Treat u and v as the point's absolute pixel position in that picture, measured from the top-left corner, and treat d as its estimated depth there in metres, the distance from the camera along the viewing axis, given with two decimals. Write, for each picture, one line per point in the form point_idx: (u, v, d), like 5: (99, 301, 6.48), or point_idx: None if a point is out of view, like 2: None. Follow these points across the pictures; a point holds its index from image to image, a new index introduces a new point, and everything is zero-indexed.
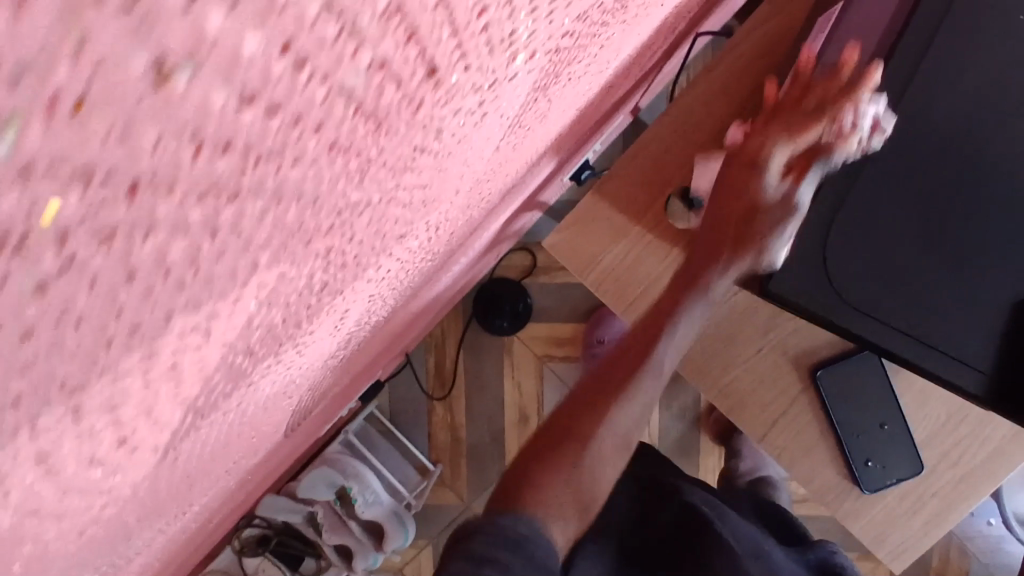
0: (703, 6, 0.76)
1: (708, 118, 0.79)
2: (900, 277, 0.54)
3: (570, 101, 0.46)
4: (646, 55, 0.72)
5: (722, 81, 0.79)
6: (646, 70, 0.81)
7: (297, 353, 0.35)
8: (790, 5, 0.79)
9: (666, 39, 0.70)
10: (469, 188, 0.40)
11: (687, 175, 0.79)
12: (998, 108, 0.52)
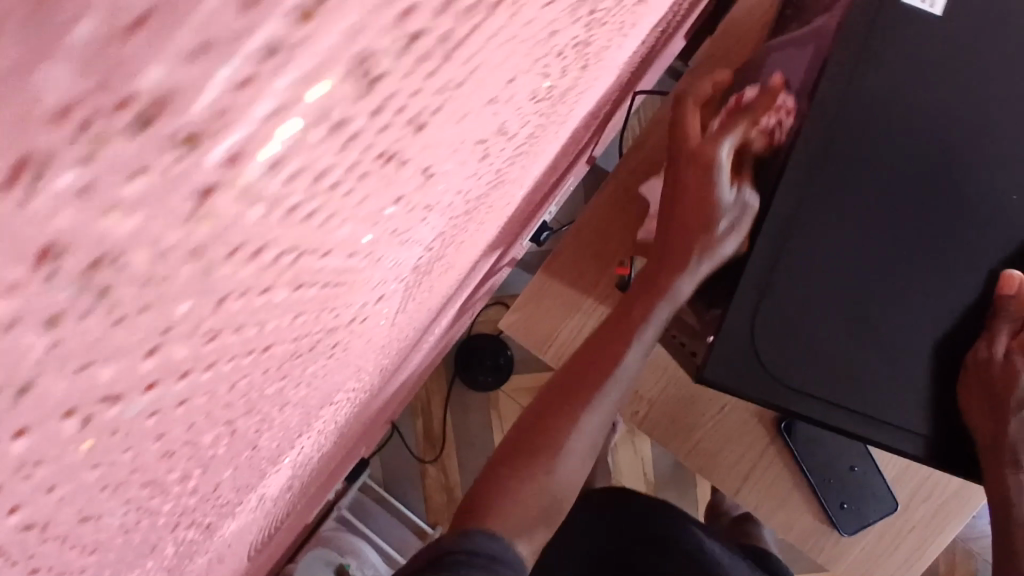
0: (631, 80, 0.78)
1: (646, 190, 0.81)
2: (830, 347, 0.54)
3: (494, 229, 0.46)
4: (583, 137, 0.73)
5: (656, 152, 0.81)
6: (585, 143, 0.83)
7: (230, 534, 0.36)
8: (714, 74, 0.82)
9: (599, 118, 0.71)
10: (394, 341, 0.41)
11: (632, 245, 0.81)
12: (895, 180, 0.54)
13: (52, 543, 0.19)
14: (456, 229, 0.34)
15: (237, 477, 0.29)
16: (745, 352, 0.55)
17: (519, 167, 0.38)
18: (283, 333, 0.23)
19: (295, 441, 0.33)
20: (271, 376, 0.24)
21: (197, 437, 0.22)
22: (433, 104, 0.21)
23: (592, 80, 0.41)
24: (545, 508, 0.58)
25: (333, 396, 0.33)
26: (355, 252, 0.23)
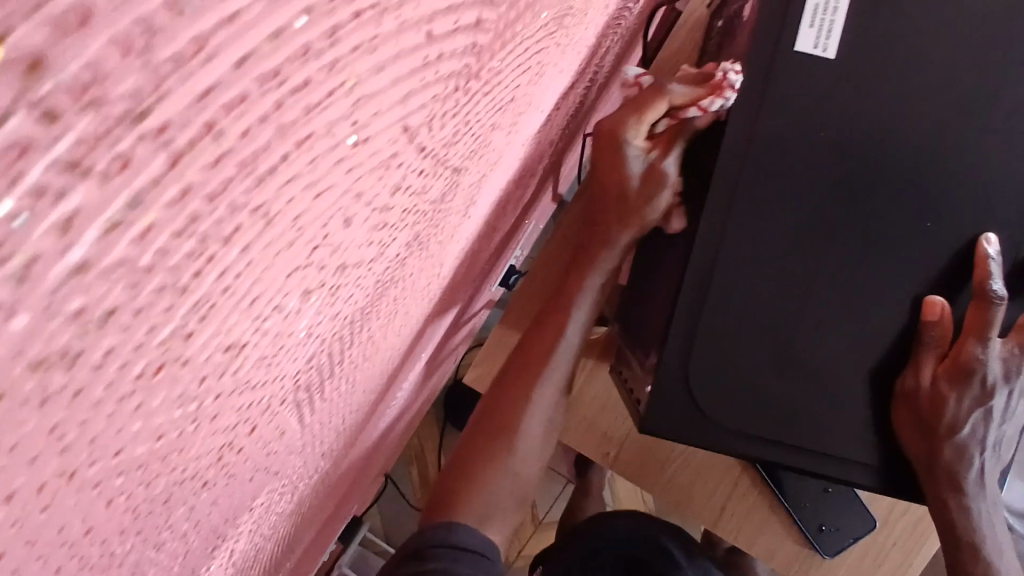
0: (571, 124, 0.80)
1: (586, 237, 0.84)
2: (762, 390, 0.56)
3: (415, 305, 0.47)
4: (526, 188, 0.74)
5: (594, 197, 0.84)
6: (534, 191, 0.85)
7: None
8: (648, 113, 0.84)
9: (537, 170, 0.72)
10: (322, 432, 0.42)
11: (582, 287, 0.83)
12: (814, 216, 0.54)
13: None
14: (355, 333, 0.33)
15: None
16: (682, 401, 0.56)
17: (420, 263, 0.39)
18: (163, 508, 0.22)
19: (220, 549, 0.34)
20: (164, 539, 0.24)
21: None
22: (275, 335, 0.21)
23: (490, 164, 0.42)
24: (499, 499, 0.64)
25: (249, 510, 0.34)
26: (211, 448, 0.22)
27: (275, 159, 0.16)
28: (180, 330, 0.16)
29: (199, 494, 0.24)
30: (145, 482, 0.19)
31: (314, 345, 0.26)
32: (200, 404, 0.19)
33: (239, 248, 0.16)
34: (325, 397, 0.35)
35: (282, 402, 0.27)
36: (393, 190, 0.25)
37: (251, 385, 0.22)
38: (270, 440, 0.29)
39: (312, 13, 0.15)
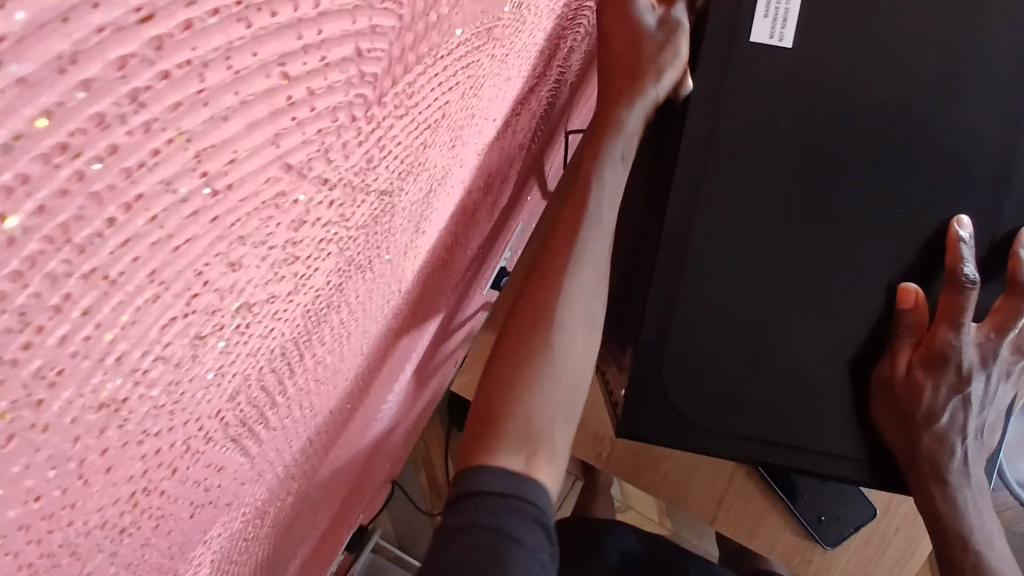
0: (544, 123, 0.79)
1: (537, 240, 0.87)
2: (737, 386, 0.55)
3: (374, 318, 0.46)
4: (501, 190, 0.73)
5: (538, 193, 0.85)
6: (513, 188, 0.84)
7: None
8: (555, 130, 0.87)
9: (509, 170, 0.72)
10: (283, 455, 0.42)
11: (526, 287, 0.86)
12: (781, 207, 0.53)
13: None
14: (294, 362, 0.33)
15: None
16: (658, 401, 0.55)
17: (364, 285, 0.39)
18: (73, 561, 0.22)
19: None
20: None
21: None
22: (169, 381, 0.21)
23: (435, 178, 0.42)
24: (547, 419, 0.52)
25: (200, 544, 0.34)
26: (118, 496, 0.22)
27: (94, 226, 0.15)
28: (28, 400, 0.15)
29: (117, 541, 0.24)
30: (37, 539, 0.19)
31: (231, 383, 0.26)
32: (82, 460, 0.19)
33: (81, 315, 0.16)
34: (272, 426, 0.35)
35: (211, 437, 0.27)
36: (297, 227, 0.24)
37: (151, 433, 0.22)
38: (203, 478, 0.29)
39: (91, 86, 0.13)
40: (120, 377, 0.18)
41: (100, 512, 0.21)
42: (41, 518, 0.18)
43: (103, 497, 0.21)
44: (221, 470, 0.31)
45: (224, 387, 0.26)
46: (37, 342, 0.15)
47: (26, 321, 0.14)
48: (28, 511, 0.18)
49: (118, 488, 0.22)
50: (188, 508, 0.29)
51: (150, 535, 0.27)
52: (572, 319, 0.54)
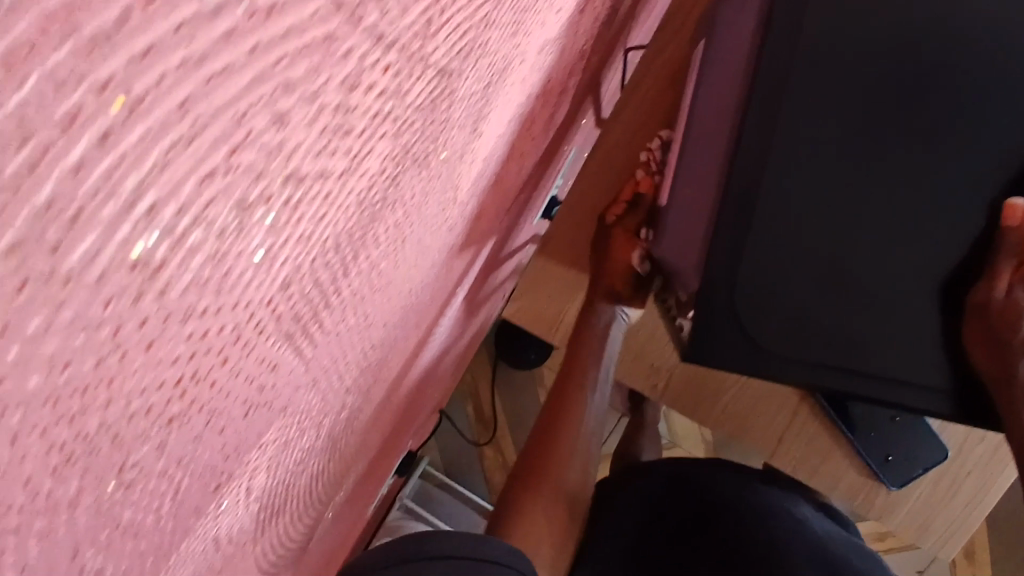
0: (608, 30, 0.73)
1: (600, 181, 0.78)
2: (814, 307, 0.50)
3: (430, 228, 0.44)
4: (561, 101, 0.68)
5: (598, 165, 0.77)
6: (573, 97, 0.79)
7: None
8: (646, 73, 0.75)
9: (570, 80, 0.67)
10: (335, 368, 0.40)
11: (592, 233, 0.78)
12: (871, 118, 0.48)
13: None
14: (348, 259, 0.31)
15: (165, 544, 0.29)
16: (727, 323, 0.51)
17: (420, 185, 0.36)
18: (116, 447, 0.20)
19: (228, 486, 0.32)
20: (132, 480, 0.22)
21: (73, 548, 0.21)
22: (211, 250, 0.19)
23: (496, 71, 0.38)
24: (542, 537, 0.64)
25: (256, 448, 0.33)
26: (161, 379, 0.20)
27: (107, 18, 0.12)
28: (38, 245, 0.13)
29: (167, 433, 0.22)
30: (74, 416, 0.17)
31: (282, 271, 0.24)
32: (117, 330, 0.17)
33: (100, 139, 0.13)
34: (326, 330, 0.33)
35: (260, 329, 0.25)
36: (351, 88, 0.21)
37: (195, 311, 0.20)
38: (254, 376, 0.27)
39: None
40: (156, 234, 0.16)
41: (144, 396, 0.20)
42: (77, 390, 0.16)
43: (144, 377, 0.19)
44: (274, 369, 0.29)
45: (271, 275, 0.23)
46: (44, 163, 0.12)
47: (24, 130, 0.12)
48: (55, 382, 0.15)
49: (158, 372, 0.20)
50: (242, 404, 0.28)
51: (201, 431, 0.25)
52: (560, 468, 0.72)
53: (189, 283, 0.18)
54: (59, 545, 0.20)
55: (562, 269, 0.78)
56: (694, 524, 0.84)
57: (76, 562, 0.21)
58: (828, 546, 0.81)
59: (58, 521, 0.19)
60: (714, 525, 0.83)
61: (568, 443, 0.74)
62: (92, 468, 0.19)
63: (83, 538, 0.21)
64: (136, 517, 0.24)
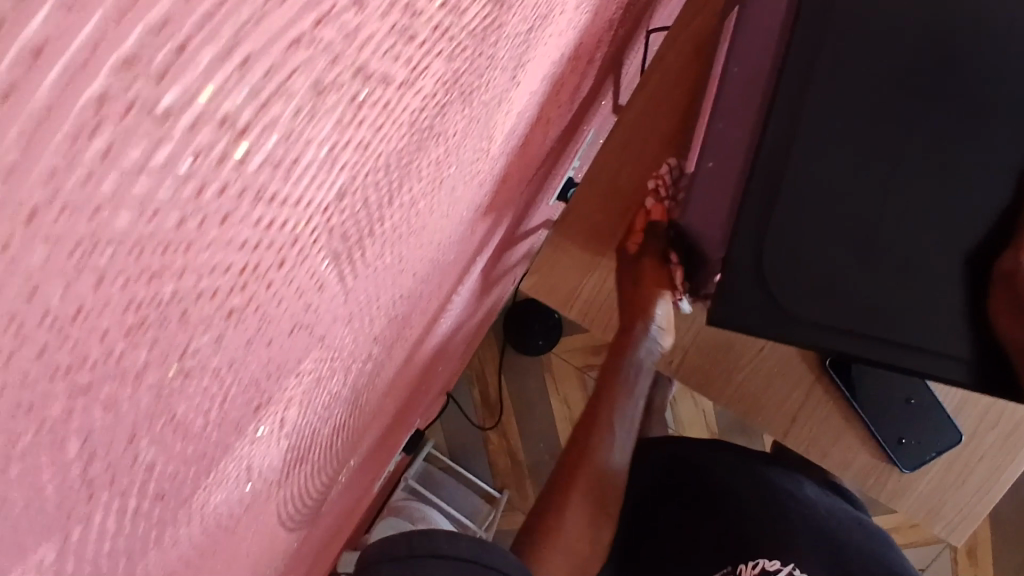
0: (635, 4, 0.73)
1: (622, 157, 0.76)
2: (841, 271, 0.50)
3: (463, 179, 0.44)
4: (588, 71, 0.68)
5: (620, 139, 0.76)
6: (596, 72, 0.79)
7: (215, 511, 0.35)
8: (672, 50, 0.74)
9: (599, 49, 0.67)
10: (366, 310, 0.40)
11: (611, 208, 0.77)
12: (901, 85, 0.49)
13: None
14: (392, 186, 0.31)
15: (205, 460, 0.29)
16: (753, 284, 0.51)
17: (461, 125, 0.36)
18: (182, 327, 0.20)
19: (263, 413, 0.32)
20: (190, 370, 0.22)
21: (133, 432, 0.21)
22: (287, 128, 0.19)
23: (539, 17, 0.39)
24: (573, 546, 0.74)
25: (293, 376, 0.34)
26: (228, 261, 0.20)
27: None
28: (146, 68, 0.13)
29: (225, 326, 0.23)
30: (153, 276, 0.17)
31: (342, 176, 0.24)
32: (201, 189, 0.17)
33: None
34: (366, 261, 0.34)
35: (313, 237, 0.25)
36: None
37: (265, 193, 0.20)
38: (301, 290, 0.27)
39: None
40: (245, 89, 0.16)
41: (213, 275, 0.20)
42: (161, 247, 0.17)
43: (215, 253, 0.19)
44: (318, 289, 0.29)
45: (330, 178, 0.24)
46: None
47: None
48: (144, 230, 0.16)
49: (227, 252, 0.20)
50: (287, 319, 0.28)
51: (251, 337, 0.25)
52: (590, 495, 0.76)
53: (264, 159, 0.19)
54: (122, 423, 0.20)
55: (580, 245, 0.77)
56: (707, 504, 0.87)
57: (132, 449, 0.21)
58: (821, 516, 0.83)
59: (124, 393, 0.19)
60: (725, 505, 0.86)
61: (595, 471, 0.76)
62: (160, 342, 0.19)
63: (141, 422, 0.21)
64: (187, 416, 0.24)
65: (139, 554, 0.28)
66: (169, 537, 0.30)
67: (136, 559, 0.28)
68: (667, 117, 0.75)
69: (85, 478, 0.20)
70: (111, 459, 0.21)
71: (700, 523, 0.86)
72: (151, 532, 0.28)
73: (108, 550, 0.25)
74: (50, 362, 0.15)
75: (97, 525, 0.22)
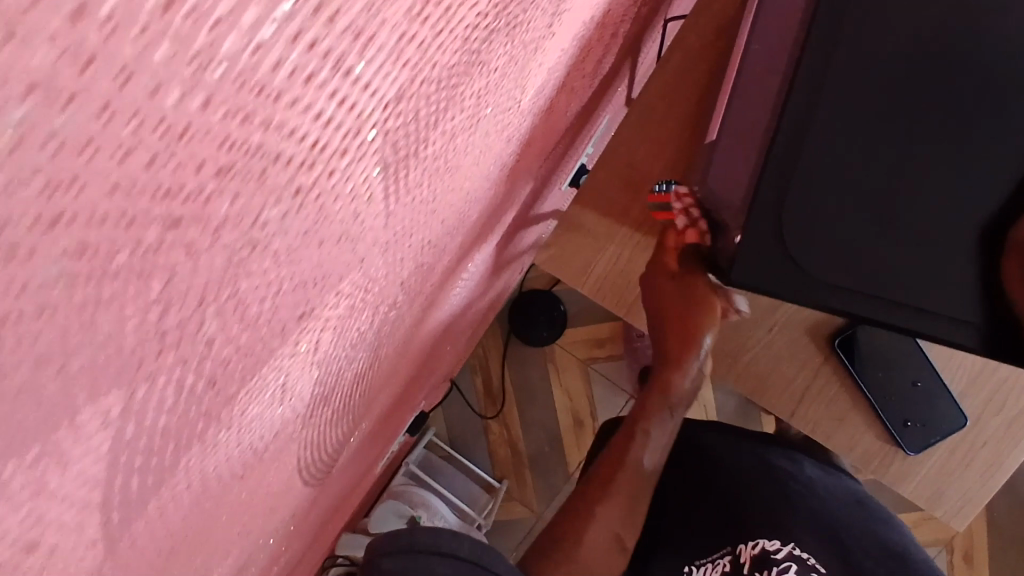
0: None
1: (638, 131, 0.77)
2: (856, 235, 0.52)
3: (496, 127, 0.46)
4: (610, 46, 0.70)
5: (638, 114, 0.77)
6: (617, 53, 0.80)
7: (245, 429, 0.35)
8: (693, 30, 0.76)
9: (622, 25, 0.68)
10: (399, 246, 0.41)
11: (629, 184, 0.77)
12: (923, 54, 0.51)
13: (68, 384, 0.18)
14: (439, 108, 0.32)
15: (250, 359, 0.29)
16: (770, 245, 0.53)
17: (501, 65, 0.38)
18: (257, 190, 0.21)
19: (302, 327, 0.33)
20: (256, 243, 0.23)
21: (201, 294, 0.22)
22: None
23: None
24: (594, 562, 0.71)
25: (333, 293, 0.34)
26: (304, 130, 0.21)
27: None
28: None
29: (291, 205, 0.24)
30: (245, 117, 0.18)
31: (404, 73, 0.25)
32: (295, 35, 0.18)
33: None
34: (407, 185, 0.35)
35: (372, 137, 0.26)
36: None
37: (342, 66, 0.21)
38: (354, 194, 0.29)
39: None
40: None
41: (289, 142, 0.21)
42: (255, 87, 0.18)
43: (295, 116, 0.20)
44: (366, 200, 0.30)
45: (394, 73, 0.25)
46: None
47: None
48: (245, 62, 0.17)
49: (305, 119, 0.21)
50: (338, 224, 0.29)
51: (308, 228, 0.26)
52: (615, 506, 0.73)
53: (346, 23, 0.20)
54: (194, 279, 0.21)
55: (595, 216, 0.78)
56: (716, 491, 0.87)
57: (196, 315, 0.22)
58: (818, 495, 0.84)
59: (204, 244, 0.20)
60: (734, 491, 0.85)
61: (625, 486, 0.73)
62: (239, 196, 0.20)
63: (211, 285, 0.22)
64: (245, 297, 0.25)
65: (179, 449, 0.29)
66: (206, 438, 0.31)
67: (175, 452, 0.28)
68: (684, 93, 0.76)
69: (157, 331, 0.21)
70: (180, 318, 0.21)
71: (709, 514, 0.85)
72: (197, 423, 0.28)
73: (158, 430, 0.26)
74: (155, 178, 0.16)
75: (155, 392, 0.23)
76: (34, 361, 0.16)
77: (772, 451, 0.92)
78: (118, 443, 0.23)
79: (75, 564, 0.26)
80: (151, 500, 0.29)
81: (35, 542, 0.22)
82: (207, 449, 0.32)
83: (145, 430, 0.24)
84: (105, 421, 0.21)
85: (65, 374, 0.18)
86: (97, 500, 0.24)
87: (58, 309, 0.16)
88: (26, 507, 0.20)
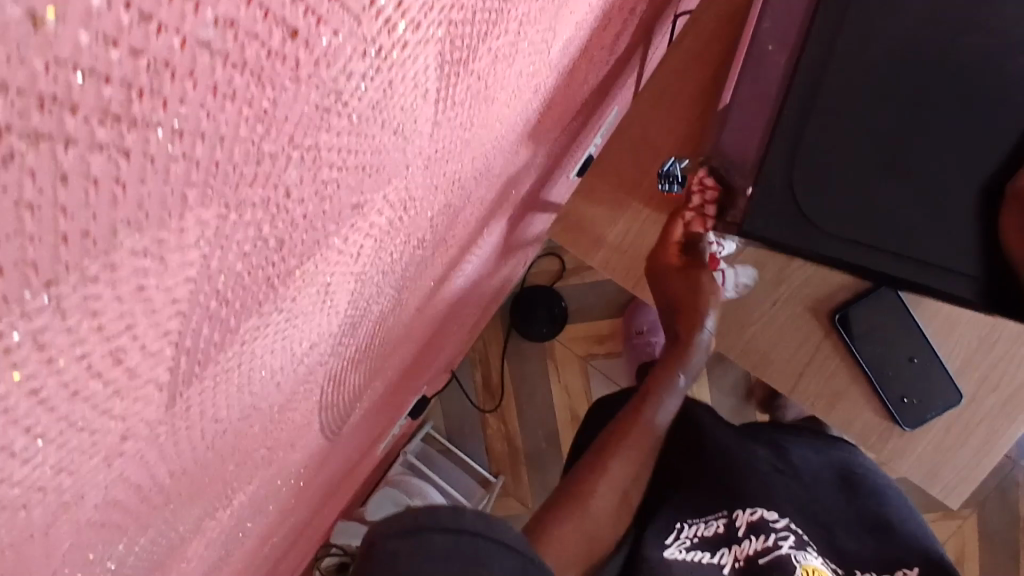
0: None
1: (651, 110, 0.80)
2: (861, 189, 0.55)
3: (529, 67, 0.48)
4: (626, 24, 0.73)
5: (651, 93, 0.80)
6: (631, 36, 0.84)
7: (291, 323, 0.37)
8: (707, 13, 0.79)
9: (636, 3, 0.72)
10: (438, 168, 0.43)
11: (642, 162, 0.80)
12: (931, 20, 0.54)
13: (180, 175, 0.20)
14: (487, 16, 0.35)
15: (313, 235, 0.31)
16: (779, 198, 0.56)
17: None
18: (347, 31, 0.23)
19: (356, 220, 0.35)
20: (341, 95, 0.25)
21: (293, 131, 0.24)
22: None
23: None
24: (593, 529, 0.68)
25: (382, 194, 0.37)
26: None
27: None
28: None
29: (372, 65, 0.26)
30: None
31: None
32: None
33: None
34: (455, 95, 0.37)
35: (436, 18, 0.29)
36: None
37: None
38: (418, 80, 0.31)
39: None
40: None
41: None
42: None
43: None
44: (425, 93, 0.33)
45: None
46: None
47: None
48: None
49: None
50: (400, 109, 0.31)
51: (381, 100, 0.29)
52: (627, 463, 0.73)
53: None
54: (290, 108, 0.23)
55: (607, 190, 0.81)
56: (720, 463, 0.84)
57: (287, 155, 0.25)
58: (801, 480, 0.84)
59: (300, 72, 0.22)
60: (740, 465, 0.83)
61: (635, 443, 0.73)
62: (331, 29, 0.23)
63: (302, 125, 0.24)
64: (324, 155, 0.27)
65: (239, 314, 0.30)
66: (263, 315, 0.32)
67: (236, 316, 0.30)
68: (698, 75, 0.79)
69: (255, 155, 0.23)
70: (272, 149, 0.24)
71: (708, 486, 0.82)
72: (260, 288, 0.30)
73: (233, 279, 0.27)
74: None
75: (240, 230, 0.25)
76: (162, 124, 0.19)
77: (765, 437, 0.93)
78: (203, 273, 0.25)
79: (142, 405, 0.27)
80: (209, 366, 0.31)
81: (121, 356, 0.24)
82: (261, 329, 0.33)
83: (223, 272, 0.26)
84: (200, 239, 0.23)
85: (180, 159, 0.20)
86: (173, 335, 0.26)
87: (186, 78, 0.19)
88: (127, 307, 0.22)
